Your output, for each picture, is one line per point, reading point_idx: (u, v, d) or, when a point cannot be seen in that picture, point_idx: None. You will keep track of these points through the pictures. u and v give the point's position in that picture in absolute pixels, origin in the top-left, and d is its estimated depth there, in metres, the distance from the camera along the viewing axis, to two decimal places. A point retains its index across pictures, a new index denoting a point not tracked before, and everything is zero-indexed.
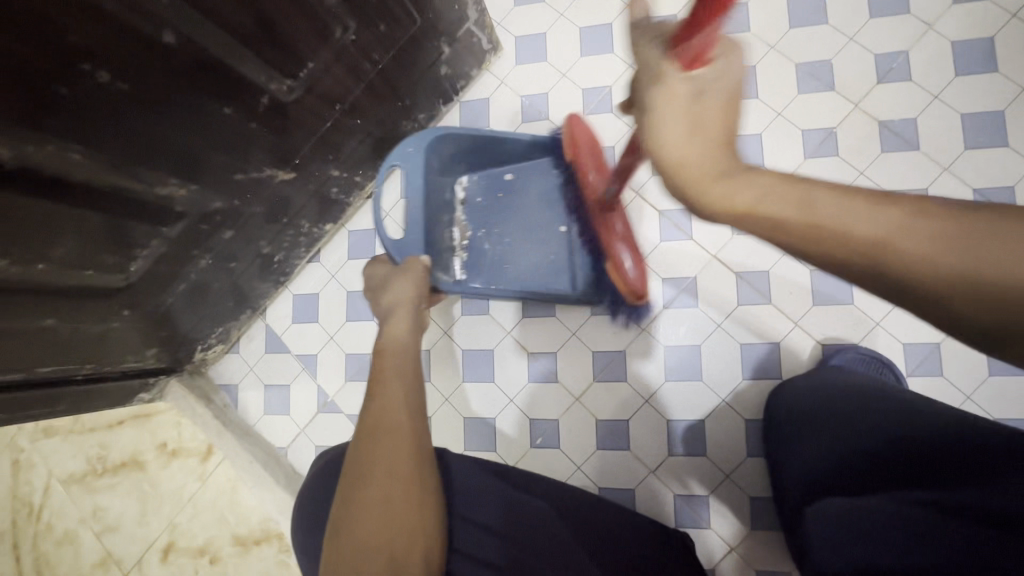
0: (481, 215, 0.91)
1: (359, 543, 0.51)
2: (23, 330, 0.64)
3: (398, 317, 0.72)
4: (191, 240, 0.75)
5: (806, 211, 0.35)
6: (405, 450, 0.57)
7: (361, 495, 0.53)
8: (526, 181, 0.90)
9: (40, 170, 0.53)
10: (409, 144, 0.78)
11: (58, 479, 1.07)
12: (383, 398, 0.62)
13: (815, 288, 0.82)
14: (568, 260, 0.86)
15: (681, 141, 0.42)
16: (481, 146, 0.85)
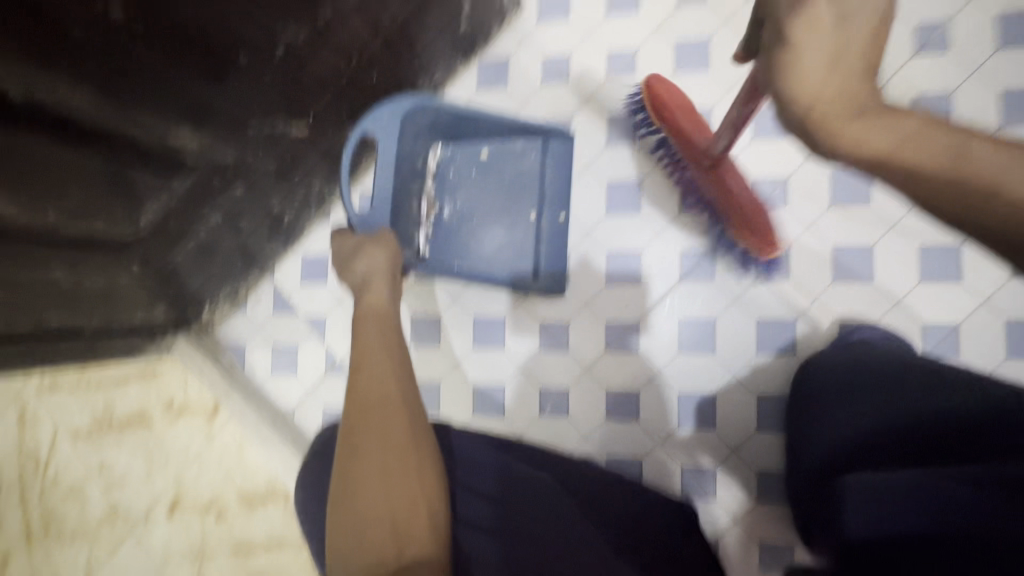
0: (451, 189, 0.89)
1: (360, 513, 0.51)
2: (33, 280, 0.63)
3: (374, 289, 0.67)
4: (202, 194, 0.73)
5: (957, 159, 0.38)
6: (394, 418, 0.55)
7: (356, 467, 0.53)
8: (501, 160, 0.88)
9: (49, 111, 0.51)
10: (385, 111, 0.74)
11: (66, 435, 1.05)
12: (366, 368, 0.60)
13: (835, 265, 0.81)
14: (533, 249, 0.87)
15: (824, 75, 0.42)
16: (464, 119, 0.82)
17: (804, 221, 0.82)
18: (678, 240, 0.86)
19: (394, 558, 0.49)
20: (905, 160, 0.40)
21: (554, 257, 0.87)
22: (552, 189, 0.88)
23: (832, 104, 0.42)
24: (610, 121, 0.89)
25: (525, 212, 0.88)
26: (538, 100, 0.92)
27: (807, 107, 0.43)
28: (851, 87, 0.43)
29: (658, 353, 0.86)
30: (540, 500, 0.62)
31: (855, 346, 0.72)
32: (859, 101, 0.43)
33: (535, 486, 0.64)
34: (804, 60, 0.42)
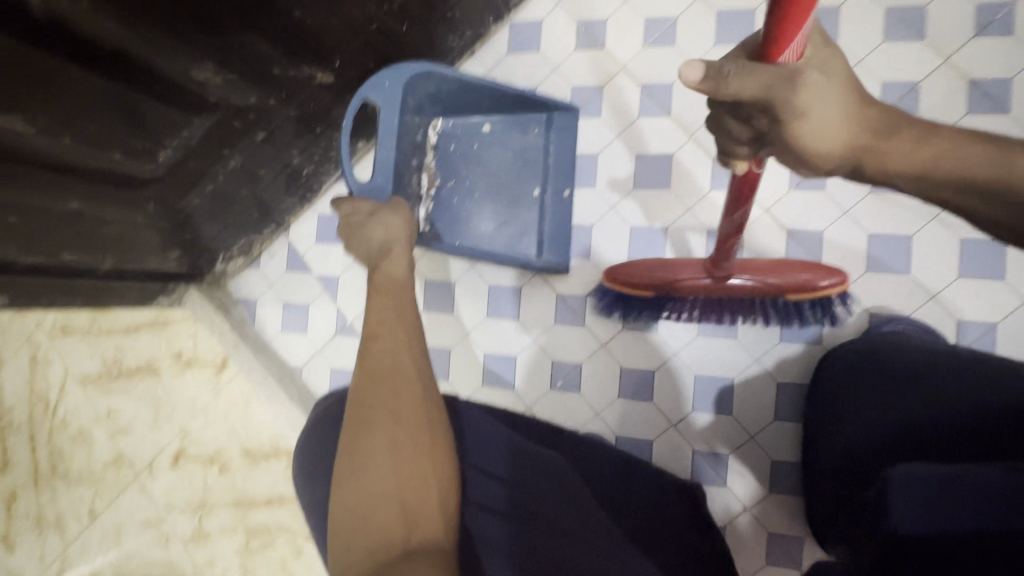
0: (452, 164, 0.86)
1: (366, 489, 0.49)
2: (47, 210, 0.62)
3: (397, 256, 0.65)
4: (223, 136, 0.71)
5: (998, 167, 0.38)
6: (407, 394, 0.54)
7: (363, 442, 0.51)
8: (504, 136, 0.87)
9: (69, 28, 0.49)
10: (387, 77, 0.71)
11: (75, 379, 1.08)
12: (381, 340, 0.58)
13: (870, 254, 0.78)
14: (537, 227, 0.86)
15: (838, 123, 0.41)
16: (470, 90, 0.79)
17: (841, 205, 0.79)
18: (707, 218, 0.83)
19: (401, 541, 0.47)
20: (949, 171, 0.40)
21: (557, 237, 0.85)
22: (556, 165, 0.86)
23: (865, 123, 0.41)
24: (645, 90, 0.86)
25: (528, 188, 0.86)
26: (571, 65, 0.88)
27: (841, 88, 0.41)
28: (867, 110, 0.41)
29: (676, 334, 0.84)
30: (552, 477, 0.60)
31: (885, 336, 0.69)
32: (887, 120, 0.41)
33: (546, 460, 0.62)
34: (822, 111, 0.40)
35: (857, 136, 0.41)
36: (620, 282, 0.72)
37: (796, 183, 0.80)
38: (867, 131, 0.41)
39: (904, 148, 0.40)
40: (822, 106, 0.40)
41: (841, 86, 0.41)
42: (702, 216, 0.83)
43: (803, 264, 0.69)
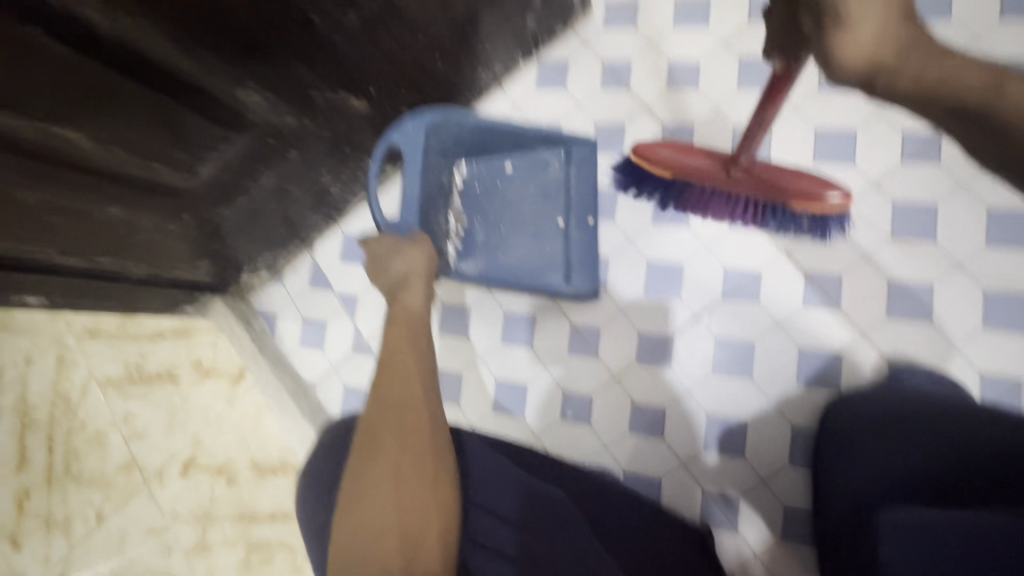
0: (478, 202, 0.90)
1: (367, 516, 0.49)
2: (93, 216, 0.66)
3: (414, 288, 0.68)
4: (259, 154, 0.75)
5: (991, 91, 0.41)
6: (417, 421, 0.54)
7: (370, 467, 0.51)
8: (527, 172, 0.88)
9: (134, 51, 0.53)
10: (407, 122, 0.75)
11: (98, 382, 1.11)
12: (395, 367, 0.59)
13: (889, 299, 0.78)
14: (563, 257, 0.85)
15: (872, 30, 0.43)
16: (486, 130, 0.83)
17: (862, 250, 0.79)
18: (722, 257, 0.84)
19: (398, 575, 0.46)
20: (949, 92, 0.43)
21: (587, 264, 0.85)
22: (579, 197, 0.85)
23: (896, 40, 0.43)
24: (665, 130, 0.88)
25: (552, 218, 0.87)
26: (595, 103, 0.91)
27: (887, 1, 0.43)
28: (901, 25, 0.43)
29: (691, 372, 0.83)
30: (557, 518, 0.58)
31: (900, 389, 0.68)
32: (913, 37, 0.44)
33: (552, 502, 0.59)
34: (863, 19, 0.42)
35: (883, 48, 0.43)
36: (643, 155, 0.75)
37: None
38: (891, 47, 0.43)
39: (915, 64, 0.43)
40: (869, 16, 0.42)
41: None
42: (718, 255, 0.84)
43: (815, 179, 0.70)
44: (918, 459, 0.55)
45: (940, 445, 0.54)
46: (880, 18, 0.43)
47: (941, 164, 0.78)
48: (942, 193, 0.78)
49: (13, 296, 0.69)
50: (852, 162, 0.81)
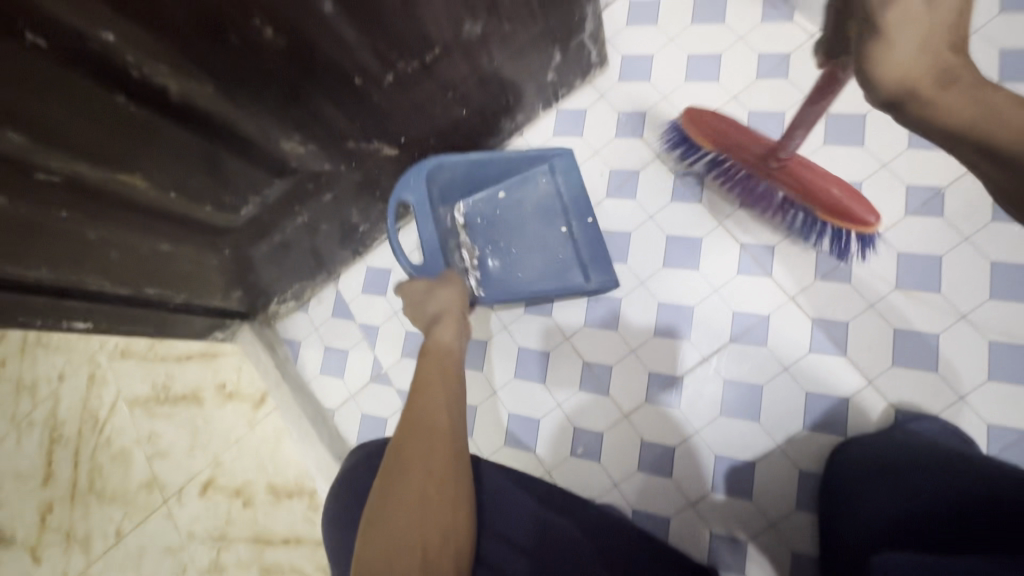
0: (482, 235, 0.94)
1: (389, 537, 0.51)
2: (143, 250, 0.72)
3: (445, 325, 0.73)
4: (296, 196, 0.81)
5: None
6: (441, 450, 0.57)
7: (396, 490, 0.54)
8: (518, 194, 0.95)
9: (195, 108, 0.59)
10: (409, 175, 0.82)
11: (126, 401, 1.16)
12: (427, 396, 0.62)
13: (896, 348, 0.79)
14: (575, 257, 0.91)
15: (911, 53, 0.48)
16: (476, 164, 0.89)
17: (867, 299, 0.81)
18: (732, 301, 0.86)
19: None
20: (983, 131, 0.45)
21: (599, 259, 0.90)
22: (573, 200, 0.93)
23: (933, 68, 0.48)
24: (677, 178, 0.92)
25: (555, 227, 0.93)
26: (610, 151, 0.96)
27: (929, 33, 0.48)
28: (940, 55, 0.48)
29: (699, 412, 0.85)
30: (571, 552, 0.60)
31: (907, 435, 0.70)
32: (952, 73, 0.48)
33: (565, 534, 0.62)
34: (900, 40, 0.48)
35: (920, 72, 0.48)
36: (696, 126, 0.82)
37: (820, 274, 0.84)
38: (929, 75, 0.48)
39: (952, 98, 0.47)
40: (907, 38, 0.48)
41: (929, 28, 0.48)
42: (728, 299, 0.86)
43: (849, 191, 0.75)
44: (917, 499, 0.56)
45: (940, 485, 0.55)
46: (920, 40, 0.48)
47: (943, 218, 0.81)
48: (947, 247, 0.80)
49: (61, 322, 0.72)
50: None
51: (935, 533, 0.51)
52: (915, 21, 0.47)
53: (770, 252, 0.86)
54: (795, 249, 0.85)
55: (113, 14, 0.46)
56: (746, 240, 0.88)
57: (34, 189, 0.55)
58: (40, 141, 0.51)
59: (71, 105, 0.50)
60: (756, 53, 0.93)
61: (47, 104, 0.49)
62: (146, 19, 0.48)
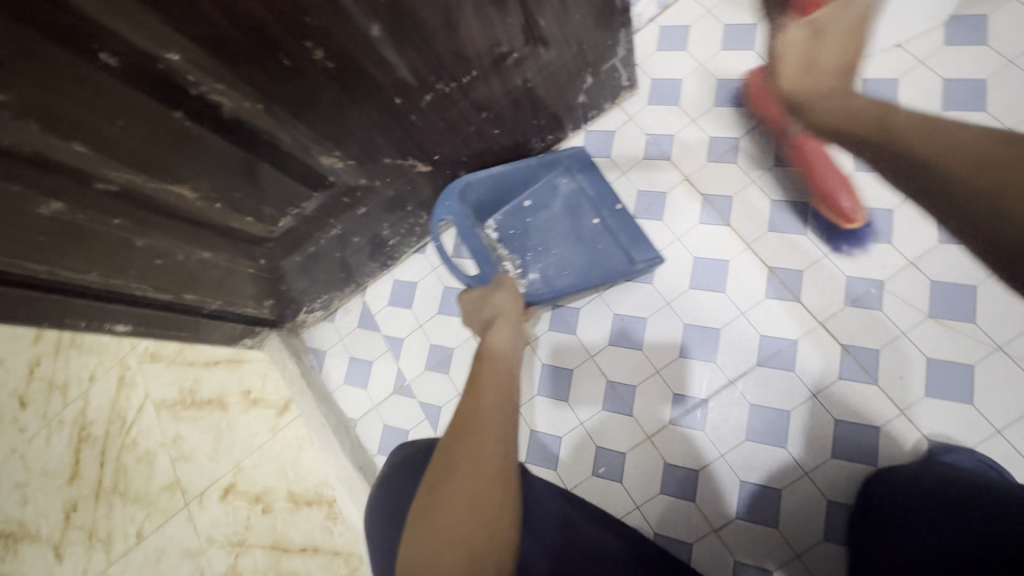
0: (519, 244, 0.97)
1: (438, 532, 0.53)
2: (185, 258, 0.74)
3: (501, 327, 0.78)
4: (332, 209, 0.83)
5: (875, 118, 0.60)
6: (492, 449, 0.58)
7: (446, 487, 0.55)
8: (544, 199, 0.98)
9: (245, 126, 0.61)
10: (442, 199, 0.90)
11: (154, 403, 1.18)
12: (483, 398, 0.64)
13: (929, 378, 0.78)
14: (615, 243, 0.93)
15: (799, 76, 0.77)
16: (498, 181, 0.95)
17: (898, 326, 0.80)
18: (761, 325, 0.86)
19: None
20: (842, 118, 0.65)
21: (636, 240, 0.92)
22: (600, 194, 0.95)
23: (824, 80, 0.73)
24: (705, 201, 0.93)
25: (587, 220, 0.95)
26: (638, 172, 0.98)
27: (823, 66, 0.74)
28: (829, 75, 0.73)
29: (724, 436, 0.84)
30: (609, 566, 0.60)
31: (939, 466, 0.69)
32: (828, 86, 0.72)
33: (602, 551, 0.62)
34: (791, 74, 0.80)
35: (805, 87, 0.75)
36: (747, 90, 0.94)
37: (851, 301, 0.83)
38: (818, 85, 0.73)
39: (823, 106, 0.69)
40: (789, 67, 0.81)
41: (827, 62, 0.75)
42: (755, 322, 0.86)
43: (842, 183, 0.85)
44: (947, 521, 0.56)
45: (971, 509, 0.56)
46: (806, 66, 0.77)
47: None
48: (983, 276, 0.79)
49: (103, 324, 0.75)
50: (888, 242, 0.83)
51: (973, 544, 0.51)
52: (807, 58, 0.77)
53: (800, 276, 0.86)
54: (826, 274, 0.85)
55: (177, 37, 0.49)
56: (775, 262, 0.87)
57: (91, 199, 0.58)
58: (102, 152, 0.54)
59: (134, 120, 0.53)
60: None
61: (114, 118, 0.52)
62: (207, 41, 0.51)
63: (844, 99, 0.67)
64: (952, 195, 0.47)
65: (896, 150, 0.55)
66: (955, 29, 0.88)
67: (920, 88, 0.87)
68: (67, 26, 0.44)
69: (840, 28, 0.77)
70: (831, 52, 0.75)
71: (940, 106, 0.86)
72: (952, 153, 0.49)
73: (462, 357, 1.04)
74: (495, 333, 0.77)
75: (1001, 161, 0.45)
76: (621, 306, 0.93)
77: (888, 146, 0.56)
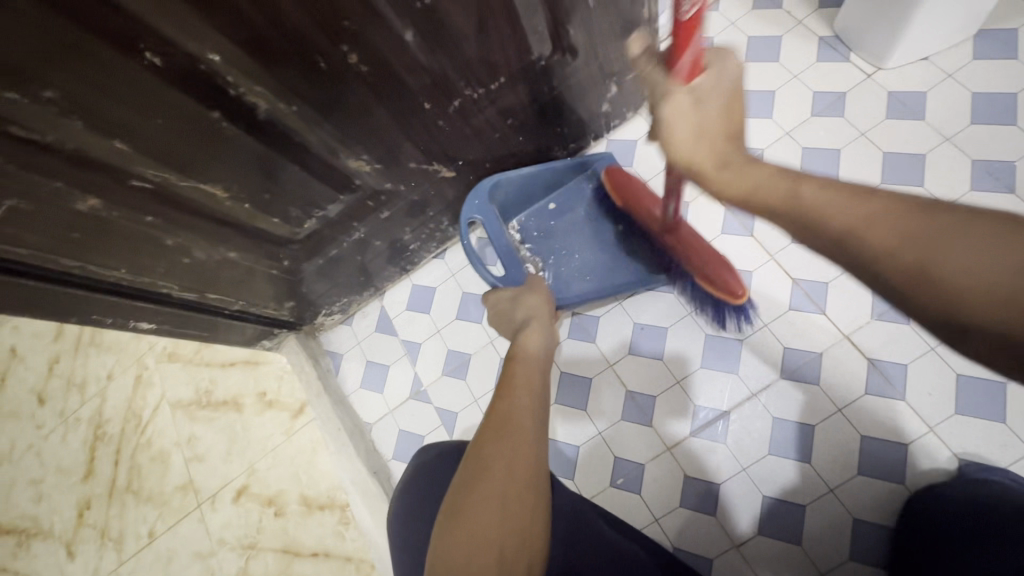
0: (542, 246, 0.97)
1: (472, 530, 0.52)
2: (211, 258, 0.75)
3: (534, 329, 0.77)
4: (357, 212, 0.84)
5: (796, 199, 0.44)
6: (524, 453, 0.57)
7: (479, 488, 0.55)
8: (569, 203, 0.98)
9: (278, 127, 0.62)
10: (472, 198, 0.89)
11: (169, 403, 1.19)
12: (515, 398, 0.64)
13: (959, 395, 0.76)
14: (639, 252, 0.93)
15: (683, 136, 0.53)
16: (526, 183, 0.94)
17: (928, 341, 0.79)
18: (785, 337, 0.85)
19: None
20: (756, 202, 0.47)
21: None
22: None
23: (709, 151, 0.52)
24: (728, 211, 0.92)
25: (613, 227, 0.95)
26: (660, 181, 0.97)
27: (693, 113, 0.53)
28: (720, 143, 0.52)
29: (746, 449, 0.83)
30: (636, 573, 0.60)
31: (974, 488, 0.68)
32: (728, 156, 0.51)
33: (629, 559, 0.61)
34: (674, 125, 0.54)
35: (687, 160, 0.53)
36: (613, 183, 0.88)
37: (877, 314, 0.82)
38: (707, 159, 0.52)
39: (729, 182, 0.50)
40: (677, 117, 0.54)
41: (696, 109, 0.54)
42: (780, 334, 0.85)
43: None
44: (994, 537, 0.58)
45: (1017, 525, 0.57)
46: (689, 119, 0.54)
47: None
48: None
49: (129, 321, 0.75)
50: None
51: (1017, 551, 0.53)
52: (688, 114, 0.53)
53: (825, 288, 0.85)
54: (852, 286, 0.84)
55: (219, 37, 0.50)
56: (800, 272, 0.86)
57: (125, 196, 0.58)
58: (140, 151, 0.55)
59: (172, 120, 0.54)
60: (810, 91, 0.94)
61: (151, 117, 0.53)
62: (249, 42, 0.52)
63: (752, 166, 0.49)
64: (914, 293, 0.37)
65: (826, 240, 0.42)
66: (983, 43, 0.87)
67: (949, 100, 0.87)
68: (116, 25, 0.44)
69: (714, 74, 0.55)
70: (715, 102, 0.54)
71: (970, 119, 0.85)
72: (893, 241, 0.38)
73: (479, 363, 1.04)
74: (528, 337, 0.75)
75: (949, 244, 0.36)
76: (642, 314, 0.93)
77: (819, 237, 0.43)
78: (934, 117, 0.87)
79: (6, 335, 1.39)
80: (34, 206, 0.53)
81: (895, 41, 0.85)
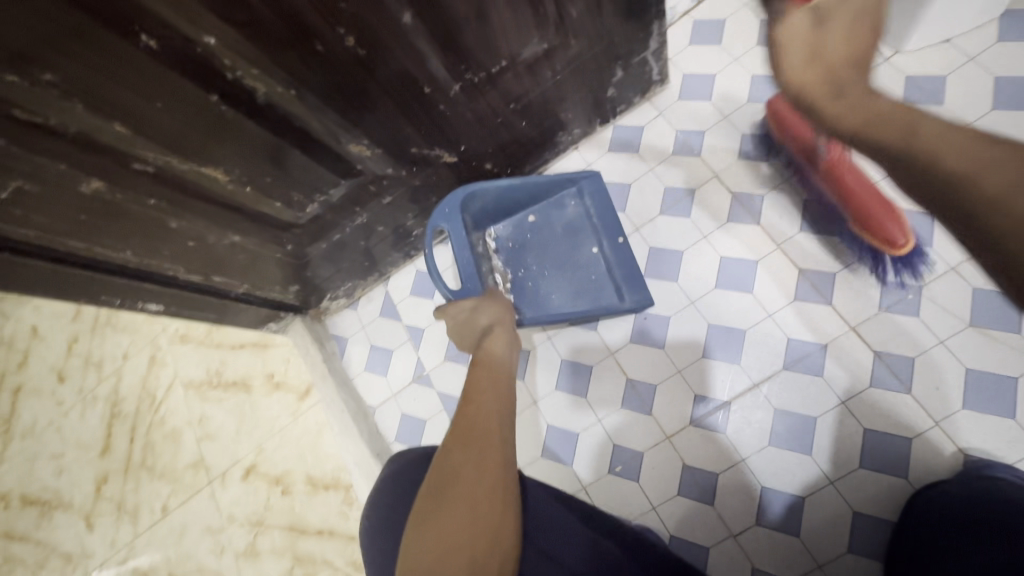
0: (517, 255, 0.98)
1: (443, 533, 0.53)
2: (214, 242, 0.76)
3: (497, 336, 0.78)
4: (358, 197, 0.84)
5: (908, 135, 0.46)
6: (491, 455, 0.59)
7: (446, 493, 0.56)
8: (547, 216, 0.98)
9: (277, 111, 0.62)
10: (444, 206, 0.88)
11: (182, 382, 1.21)
12: (479, 403, 0.66)
13: (968, 389, 0.74)
14: (608, 276, 0.93)
15: (795, 53, 0.59)
16: (504, 194, 0.94)
17: (937, 334, 0.77)
18: (790, 327, 0.84)
19: None
20: (857, 127, 0.50)
21: (630, 277, 0.91)
22: (602, 222, 0.95)
23: (821, 73, 0.56)
24: (735, 200, 0.91)
25: (586, 248, 0.95)
26: (667, 167, 0.96)
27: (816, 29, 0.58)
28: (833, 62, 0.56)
29: (746, 439, 0.82)
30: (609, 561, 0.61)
31: (977, 483, 0.67)
32: (840, 79, 0.55)
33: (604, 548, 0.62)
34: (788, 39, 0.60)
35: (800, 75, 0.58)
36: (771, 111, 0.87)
37: (885, 305, 0.80)
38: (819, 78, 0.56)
39: (834, 107, 0.54)
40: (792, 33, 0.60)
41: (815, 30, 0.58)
42: (783, 324, 0.84)
43: (890, 214, 0.77)
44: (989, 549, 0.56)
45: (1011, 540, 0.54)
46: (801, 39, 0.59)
47: None
48: None
49: (137, 303, 0.77)
50: (929, 245, 0.80)
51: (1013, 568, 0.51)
52: None
53: (832, 279, 0.83)
54: (860, 277, 0.82)
55: (216, 20, 0.50)
56: (806, 264, 0.85)
57: (130, 179, 0.59)
58: (141, 135, 0.56)
59: (172, 103, 0.55)
60: None
61: (153, 101, 0.53)
62: (245, 25, 0.52)
63: (868, 93, 0.52)
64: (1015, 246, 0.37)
65: (935, 180, 0.42)
66: (1010, 23, 0.83)
67: (970, 85, 0.83)
68: (115, 8, 0.45)
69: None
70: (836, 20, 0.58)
71: (992, 104, 0.82)
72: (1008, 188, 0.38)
73: None
74: (492, 341, 0.77)
75: None
76: None
77: (928, 177, 0.43)
78: (953, 102, 0.84)
79: (28, 314, 1.43)
80: (40, 187, 0.54)
81: (913, 23, 0.82)
